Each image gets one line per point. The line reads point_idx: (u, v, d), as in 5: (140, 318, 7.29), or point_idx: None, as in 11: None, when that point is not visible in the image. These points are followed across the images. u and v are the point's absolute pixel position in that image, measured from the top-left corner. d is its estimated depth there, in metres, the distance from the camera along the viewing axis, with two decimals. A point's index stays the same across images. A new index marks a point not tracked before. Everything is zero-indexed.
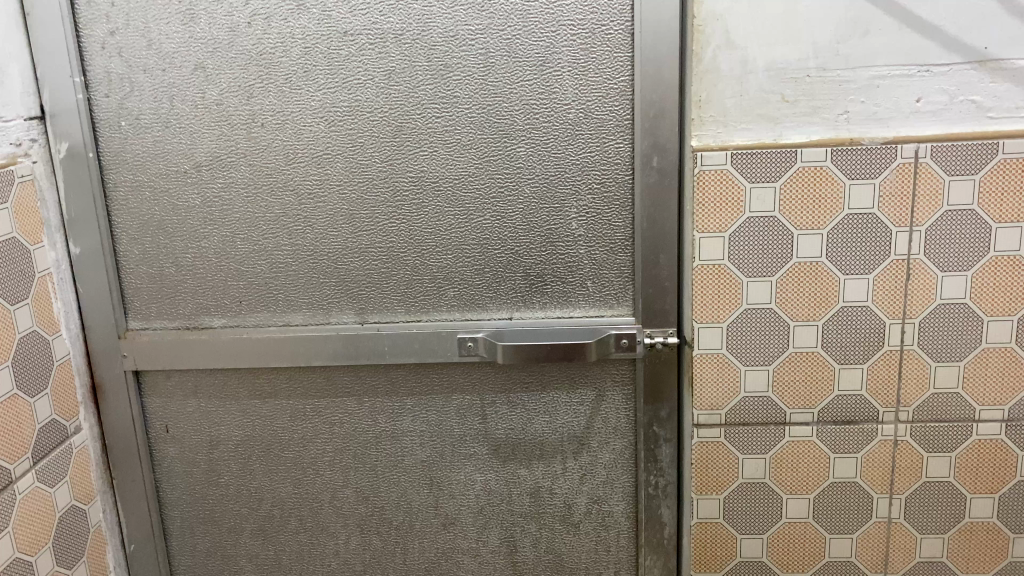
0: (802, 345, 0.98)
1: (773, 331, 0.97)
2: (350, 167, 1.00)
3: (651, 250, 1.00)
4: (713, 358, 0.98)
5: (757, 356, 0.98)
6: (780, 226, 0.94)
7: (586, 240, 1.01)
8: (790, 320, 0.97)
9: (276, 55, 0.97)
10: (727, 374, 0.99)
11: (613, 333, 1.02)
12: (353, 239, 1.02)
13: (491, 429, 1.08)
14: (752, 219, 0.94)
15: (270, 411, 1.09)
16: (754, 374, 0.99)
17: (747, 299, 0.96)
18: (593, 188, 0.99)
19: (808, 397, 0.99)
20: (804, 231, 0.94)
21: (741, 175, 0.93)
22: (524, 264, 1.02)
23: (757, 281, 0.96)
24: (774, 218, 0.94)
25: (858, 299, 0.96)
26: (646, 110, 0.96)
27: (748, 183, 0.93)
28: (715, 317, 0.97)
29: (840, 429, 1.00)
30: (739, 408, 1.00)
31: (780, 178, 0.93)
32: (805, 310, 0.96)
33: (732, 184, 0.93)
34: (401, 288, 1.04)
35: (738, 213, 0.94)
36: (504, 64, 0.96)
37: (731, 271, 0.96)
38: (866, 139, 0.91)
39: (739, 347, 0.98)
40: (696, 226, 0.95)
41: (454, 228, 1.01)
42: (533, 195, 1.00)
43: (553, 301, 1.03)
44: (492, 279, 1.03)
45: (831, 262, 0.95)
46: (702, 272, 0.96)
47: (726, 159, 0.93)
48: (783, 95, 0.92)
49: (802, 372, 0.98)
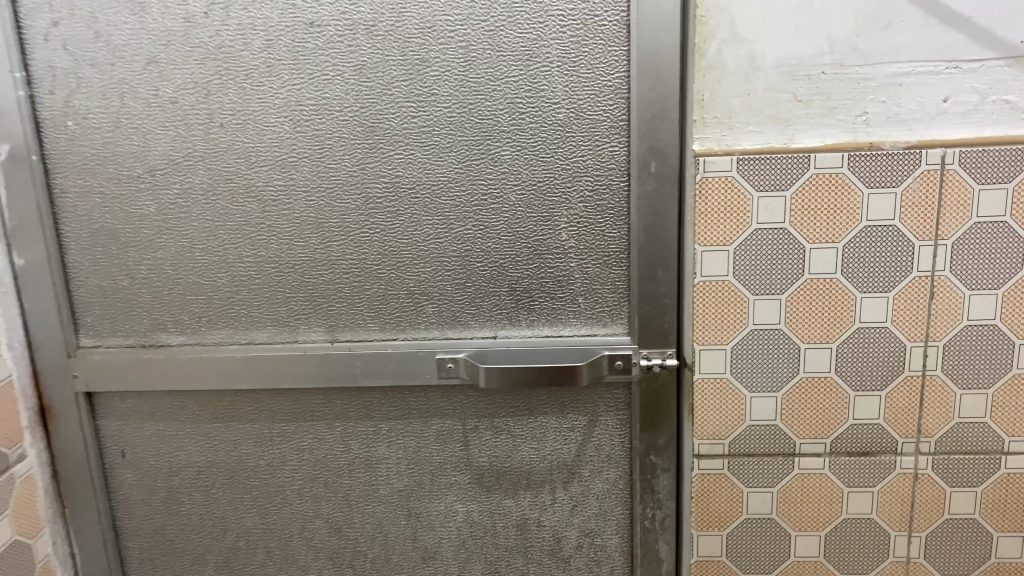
0: (814, 370, 0.89)
1: (783, 354, 0.88)
2: (318, 172, 0.91)
3: (650, 263, 0.91)
4: (717, 384, 0.90)
5: (764, 381, 0.89)
6: (791, 239, 0.85)
7: (577, 252, 0.92)
8: (802, 343, 0.88)
9: (235, 48, 0.88)
10: (731, 400, 0.90)
11: (606, 354, 0.93)
12: (322, 250, 0.94)
13: (474, 457, 0.99)
14: (761, 231, 0.85)
15: (234, 435, 1.01)
16: (761, 401, 0.90)
17: (755, 320, 0.87)
18: (585, 196, 0.90)
19: (821, 427, 0.90)
20: (818, 245, 0.85)
21: (749, 183, 0.84)
22: (509, 278, 0.93)
23: (766, 300, 0.87)
24: (785, 230, 0.85)
25: (876, 319, 0.87)
26: (643, 110, 0.87)
27: (756, 192, 0.84)
28: (718, 339, 0.88)
29: (855, 460, 0.91)
30: (745, 437, 0.91)
31: (792, 186, 0.84)
32: (819, 332, 0.87)
33: (738, 192, 0.84)
34: (376, 303, 0.95)
35: (745, 225, 0.85)
36: (487, 59, 0.87)
37: (737, 288, 0.87)
38: (887, 143, 0.82)
39: (745, 372, 0.89)
40: (699, 239, 0.86)
41: (433, 238, 0.93)
42: (519, 203, 0.91)
43: (541, 319, 0.94)
44: (475, 294, 0.94)
45: (846, 279, 0.86)
46: (706, 290, 0.87)
47: (732, 166, 0.84)
48: (795, 94, 0.83)
49: (813, 399, 0.89)
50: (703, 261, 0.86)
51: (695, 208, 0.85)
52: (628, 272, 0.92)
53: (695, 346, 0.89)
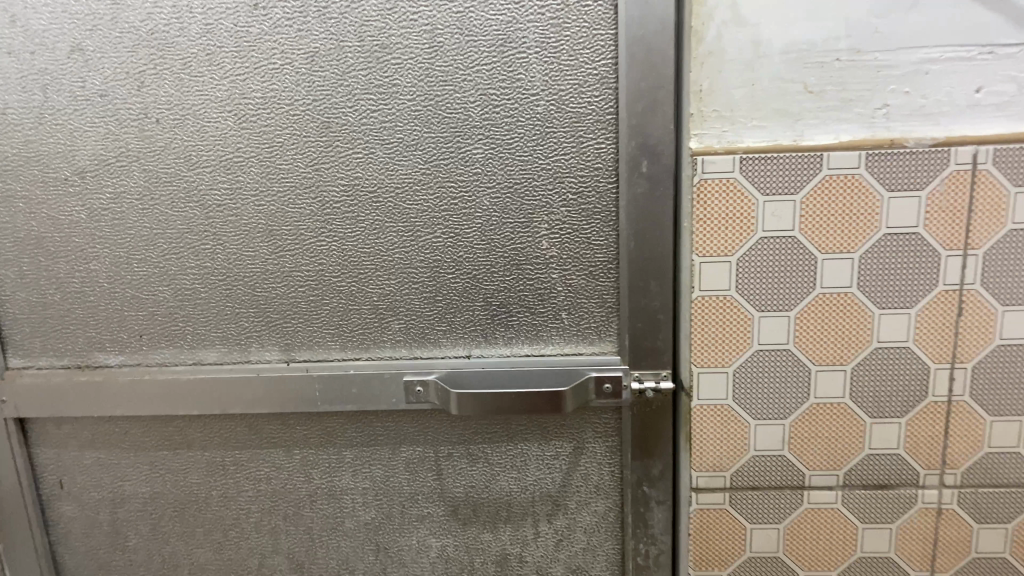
0: (826, 395, 0.79)
1: (791, 377, 0.79)
2: (267, 173, 0.81)
3: (641, 274, 0.81)
4: (717, 411, 0.80)
5: (770, 407, 0.79)
6: (801, 249, 0.75)
7: (561, 262, 0.82)
8: (812, 365, 0.78)
9: (170, 34, 0.78)
10: (734, 428, 0.80)
11: (594, 376, 0.83)
12: (274, 260, 0.83)
13: (448, 487, 0.90)
14: (767, 240, 0.75)
15: (182, 464, 0.91)
16: (766, 429, 0.80)
17: (760, 340, 0.78)
18: (568, 200, 0.80)
19: (834, 457, 0.80)
20: (831, 255, 0.75)
21: (754, 185, 0.74)
22: (484, 291, 0.83)
23: (772, 317, 0.77)
24: (794, 238, 0.75)
25: (897, 338, 0.77)
26: (633, 102, 0.76)
27: (762, 196, 0.74)
28: (718, 361, 0.78)
29: (871, 494, 0.81)
30: (749, 469, 0.81)
31: (802, 189, 0.74)
32: (831, 353, 0.78)
33: (741, 196, 0.74)
34: (336, 319, 0.85)
35: (749, 233, 0.75)
36: (456, 45, 0.77)
37: (740, 303, 0.77)
38: (910, 140, 0.72)
39: (749, 397, 0.79)
40: (697, 249, 0.76)
41: (398, 247, 0.82)
42: (494, 208, 0.81)
43: (520, 336, 0.85)
44: (446, 309, 0.84)
45: (864, 294, 0.76)
46: (705, 307, 0.77)
47: (735, 166, 0.73)
48: (805, 84, 0.73)
49: (825, 427, 0.80)
50: (701, 273, 0.76)
51: (692, 214, 0.75)
52: (617, 284, 0.82)
53: (692, 368, 0.79)
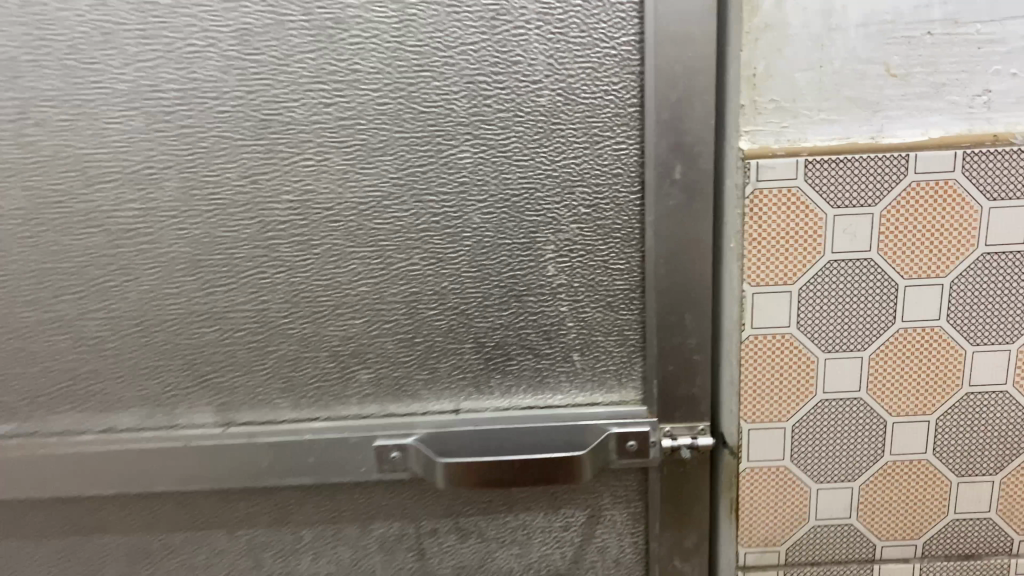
0: (904, 452, 0.64)
1: (862, 431, 0.63)
2: (190, 188, 0.62)
3: (673, 306, 0.64)
4: (771, 474, 0.64)
5: (835, 468, 0.64)
6: (879, 274, 0.60)
7: (570, 292, 0.65)
8: (889, 416, 0.63)
9: (51, 6, 0.58)
10: (790, 495, 0.65)
11: (614, 432, 0.67)
12: (204, 299, 0.65)
13: (432, 569, 0.73)
14: (837, 263, 0.59)
15: (96, 553, 0.72)
16: (831, 495, 0.65)
17: (825, 386, 0.62)
18: (579, 215, 0.63)
19: (912, 525, 0.65)
20: (916, 282, 0.60)
21: (822, 195, 0.58)
22: (474, 330, 0.66)
23: (841, 359, 0.62)
24: (870, 261, 0.59)
25: (994, 381, 0.62)
26: (664, 91, 0.59)
27: (831, 209, 0.58)
28: (774, 415, 0.63)
29: (956, 567, 0.66)
30: (809, 542, 0.66)
31: (883, 199, 0.58)
32: (913, 401, 0.62)
33: (806, 210, 0.58)
34: (287, 370, 0.67)
35: (815, 256, 0.59)
36: (432, 18, 0.59)
37: (802, 344, 0.61)
38: (1018, 135, 0.57)
39: (810, 457, 0.64)
40: (748, 278, 0.60)
41: (364, 279, 0.65)
42: (485, 226, 0.64)
43: (520, 385, 0.68)
44: (426, 355, 0.67)
45: (954, 329, 0.61)
46: (758, 348, 0.61)
47: (798, 171, 0.57)
48: (887, 66, 0.56)
49: (902, 490, 0.65)
50: (754, 308, 0.60)
51: (743, 232, 0.59)
52: (641, 318, 0.66)
53: (741, 424, 0.63)
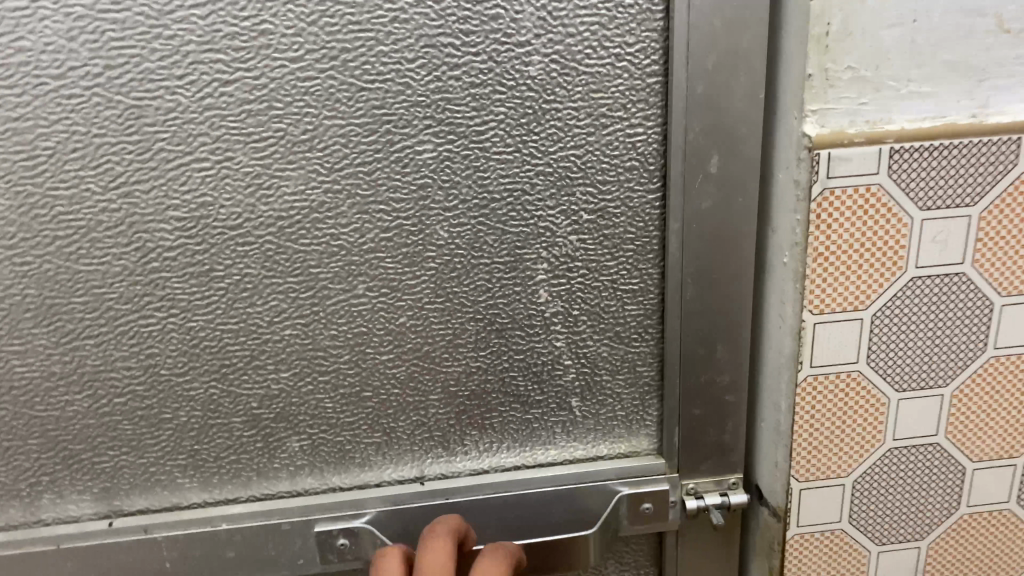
0: (985, 502, 0.51)
1: (936, 482, 0.51)
2: (32, 206, 0.44)
3: (703, 336, 0.49)
4: (826, 540, 0.51)
5: (902, 527, 0.52)
6: (971, 292, 0.46)
7: (568, 323, 0.50)
8: (969, 462, 0.50)
9: None
10: (848, 562, 0.52)
11: (626, 495, 0.52)
12: (67, 356, 0.47)
13: None
14: (921, 280, 0.46)
15: None
16: (895, 557, 0.52)
17: (898, 431, 0.49)
18: (580, 224, 0.47)
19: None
20: (1016, 300, 0.47)
21: (908, 194, 0.43)
22: (443, 378, 0.50)
23: (918, 398, 0.48)
24: (962, 275, 0.46)
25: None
26: (700, 55, 0.43)
27: (919, 211, 0.44)
28: (832, 469, 0.49)
29: None
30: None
31: (985, 196, 0.44)
32: (999, 443, 0.50)
33: (888, 214, 0.44)
34: (190, 441, 0.50)
35: (894, 273, 0.45)
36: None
37: (871, 382, 0.47)
38: None
39: (874, 517, 0.51)
40: (810, 304, 0.45)
41: (290, 320, 0.48)
42: (455, 244, 0.47)
43: (504, 440, 0.52)
44: (379, 412, 0.50)
45: None
46: (818, 391, 0.47)
47: (882, 164, 0.43)
48: (999, 15, 0.41)
49: (979, 547, 0.53)
50: (815, 342, 0.46)
51: (805, 245, 0.44)
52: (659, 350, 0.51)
53: (793, 484, 0.50)
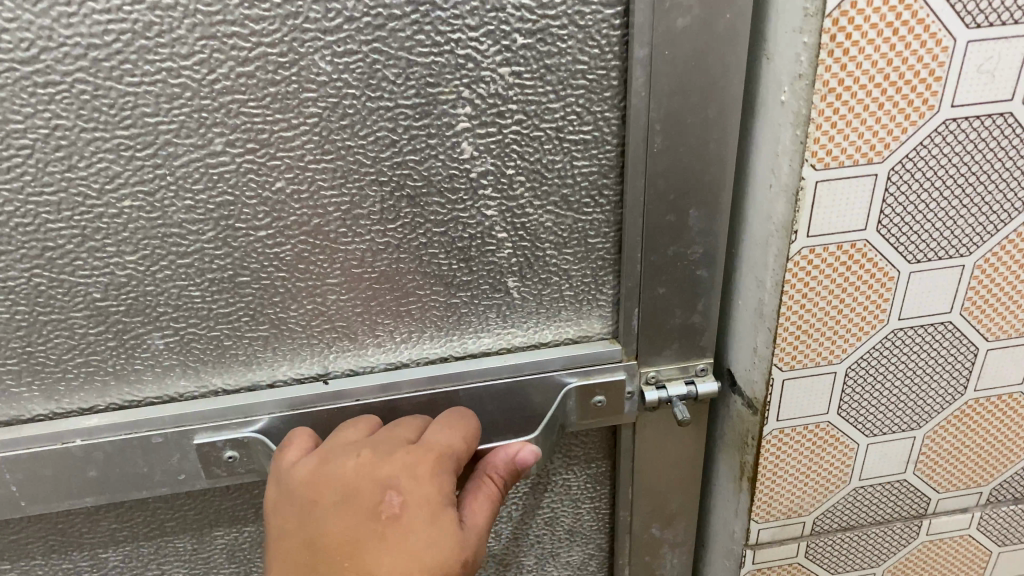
0: (989, 384, 0.44)
1: (941, 365, 0.43)
2: None
3: (672, 195, 0.39)
4: (808, 434, 0.44)
5: (896, 415, 0.44)
6: (1011, 137, 0.36)
7: (499, 184, 0.39)
8: (979, 341, 0.42)
9: None
10: (831, 454, 0.45)
11: (576, 387, 0.43)
12: None
13: None
14: (954, 122, 0.35)
15: None
16: (884, 447, 0.45)
17: (904, 309, 0.40)
18: (512, 53, 0.35)
19: (975, 471, 0.48)
20: None
21: (953, 5, 0.32)
22: (342, 257, 0.39)
23: (932, 272, 0.39)
24: (1005, 117, 0.35)
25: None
26: None
27: (965, 31, 0.32)
28: (823, 355, 0.41)
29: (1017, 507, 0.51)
30: (841, 507, 0.47)
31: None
32: (1014, 319, 0.42)
33: (922, 37, 0.32)
34: (19, 344, 0.39)
35: (923, 115, 0.34)
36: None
37: (879, 253, 0.38)
38: None
39: (865, 406, 0.43)
40: (813, 157, 0.34)
41: (127, 187, 0.36)
42: (345, 84, 0.35)
43: (424, 329, 0.42)
44: (261, 301, 0.40)
45: None
46: (816, 266, 0.38)
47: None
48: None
49: (976, 431, 0.46)
50: (815, 206, 0.36)
51: (811, 77, 0.33)
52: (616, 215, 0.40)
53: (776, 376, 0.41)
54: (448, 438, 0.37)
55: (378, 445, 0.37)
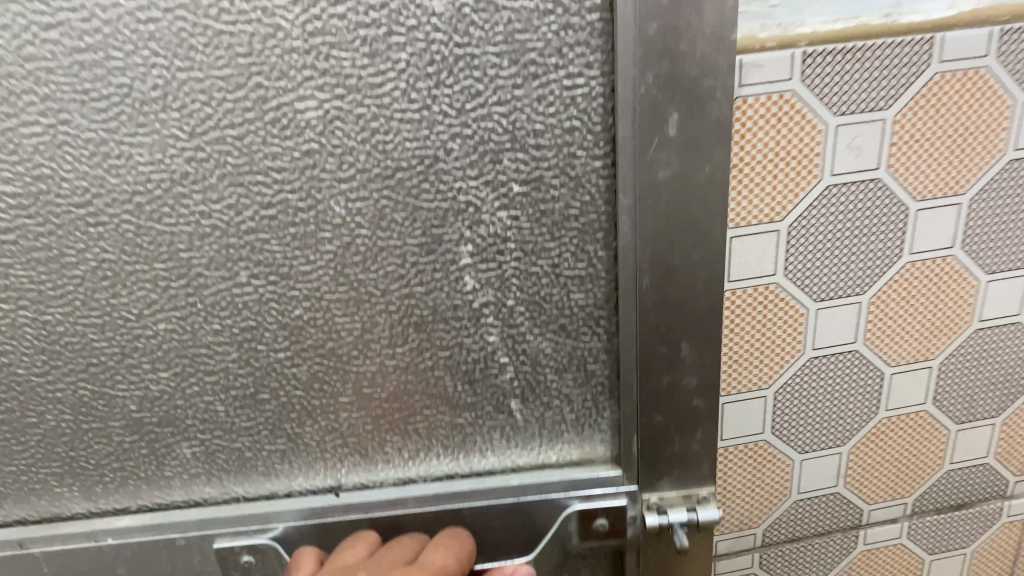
0: (900, 407, 0.46)
1: (853, 394, 0.45)
2: None
3: (659, 323, 0.41)
4: (743, 453, 0.46)
5: (819, 436, 0.46)
6: (888, 198, 0.40)
7: (500, 314, 0.41)
8: (884, 366, 0.44)
9: None
10: (766, 475, 0.47)
11: (576, 510, 0.44)
12: None
13: None
14: (839, 188, 0.39)
15: None
16: (812, 465, 0.47)
17: (818, 339, 0.43)
18: (510, 199, 0.39)
19: (906, 481, 0.49)
20: (932, 205, 0.40)
21: (821, 94, 0.37)
22: (354, 378, 0.42)
23: (833, 310, 0.42)
24: (883, 182, 0.39)
25: (1010, 312, 0.44)
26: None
27: (834, 115, 0.37)
28: (745, 386, 0.44)
29: (945, 518, 0.51)
30: (783, 530, 0.49)
31: (901, 93, 0.37)
32: (919, 343, 0.44)
33: (798, 121, 0.37)
34: (64, 449, 0.43)
35: (806, 182, 0.39)
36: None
37: (786, 294, 0.41)
38: None
39: (793, 429, 0.46)
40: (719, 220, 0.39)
41: (163, 313, 0.40)
42: (356, 225, 0.38)
43: (431, 447, 0.45)
44: (279, 417, 0.43)
45: (975, 254, 0.42)
46: (730, 308, 0.42)
47: (795, 68, 0.36)
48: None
49: (893, 450, 0.47)
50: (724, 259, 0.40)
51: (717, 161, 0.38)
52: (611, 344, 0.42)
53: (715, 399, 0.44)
54: (441, 560, 0.40)
55: (375, 566, 0.39)
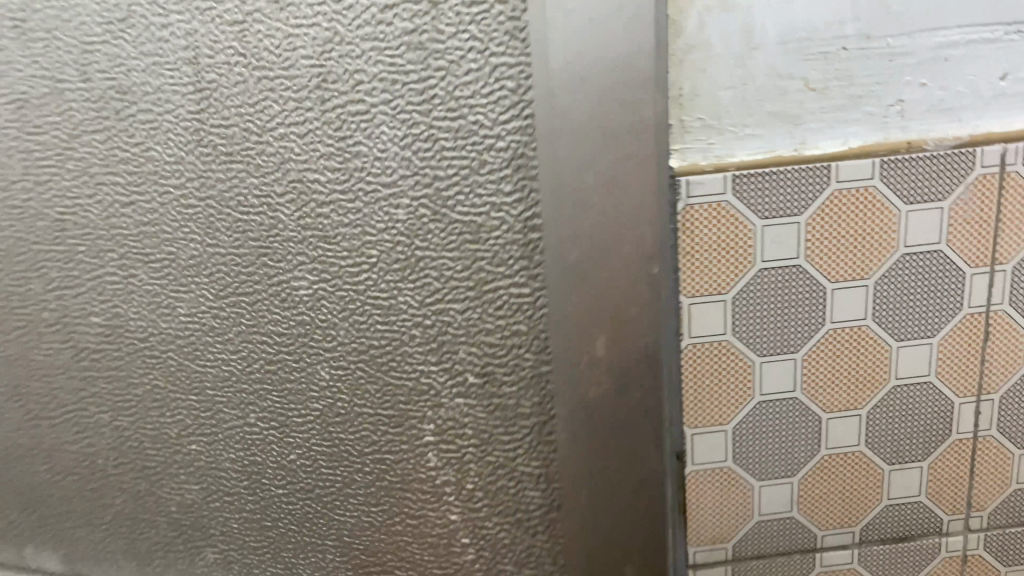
0: (836, 446, 0.42)
1: (790, 431, 0.42)
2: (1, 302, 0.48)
3: (616, 449, 0.39)
4: (698, 480, 0.42)
5: (768, 463, 0.42)
6: (809, 285, 0.40)
7: (463, 494, 0.42)
8: (819, 411, 0.42)
9: None
10: (724, 499, 0.42)
11: None
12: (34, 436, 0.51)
13: None
14: (770, 277, 0.39)
15: None
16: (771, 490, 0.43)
17: (764, 384, 0.41)
18: (467, 387, 0.40)
19: (851, 511, 0.43)
20: (842, 286, 0.40)
21: (745, 192, 0.38)
22: (338, 526, 0.46)
23: (768, 364, 0.41)
24: (804, 270, 0.39)
25: (927, 373, 0.42)
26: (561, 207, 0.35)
27: (759, 219, 0.38)
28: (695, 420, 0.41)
29: (893, 561, 0.44)
30: (751, 545, 0.43)
31: (815, 190, 0.38)
32: (847, 391, 0.42)
33: (729, 223, 0.38)
34: (127, 533, 0.52)
35: (743, 271, 0.39)
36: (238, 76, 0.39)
37: (731, 351, 0.40)
38: (932, 139, 0.38)
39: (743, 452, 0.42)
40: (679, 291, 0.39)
41: (193, 436, 0.47)
42: (337, 391, 0.43)
43: None
44: (279, 544, 0.48)
45: (889, 322, 0.41)
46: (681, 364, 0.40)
47: (727, 184, 0.38)
48: (864, 30, 0.37)
49: (830, 485, 0.43)
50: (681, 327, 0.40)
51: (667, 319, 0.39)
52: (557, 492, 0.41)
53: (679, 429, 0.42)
54: None
55: None
